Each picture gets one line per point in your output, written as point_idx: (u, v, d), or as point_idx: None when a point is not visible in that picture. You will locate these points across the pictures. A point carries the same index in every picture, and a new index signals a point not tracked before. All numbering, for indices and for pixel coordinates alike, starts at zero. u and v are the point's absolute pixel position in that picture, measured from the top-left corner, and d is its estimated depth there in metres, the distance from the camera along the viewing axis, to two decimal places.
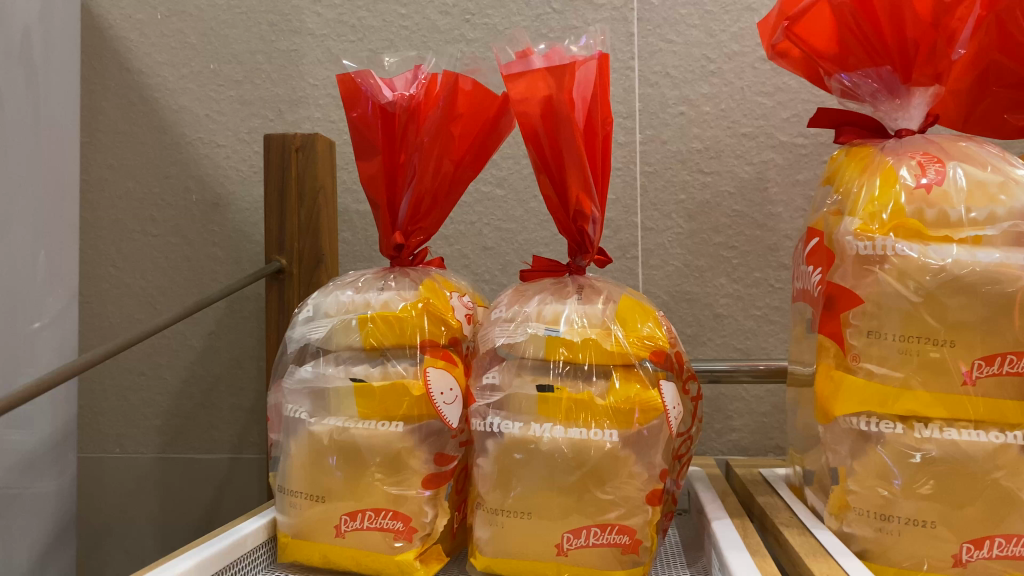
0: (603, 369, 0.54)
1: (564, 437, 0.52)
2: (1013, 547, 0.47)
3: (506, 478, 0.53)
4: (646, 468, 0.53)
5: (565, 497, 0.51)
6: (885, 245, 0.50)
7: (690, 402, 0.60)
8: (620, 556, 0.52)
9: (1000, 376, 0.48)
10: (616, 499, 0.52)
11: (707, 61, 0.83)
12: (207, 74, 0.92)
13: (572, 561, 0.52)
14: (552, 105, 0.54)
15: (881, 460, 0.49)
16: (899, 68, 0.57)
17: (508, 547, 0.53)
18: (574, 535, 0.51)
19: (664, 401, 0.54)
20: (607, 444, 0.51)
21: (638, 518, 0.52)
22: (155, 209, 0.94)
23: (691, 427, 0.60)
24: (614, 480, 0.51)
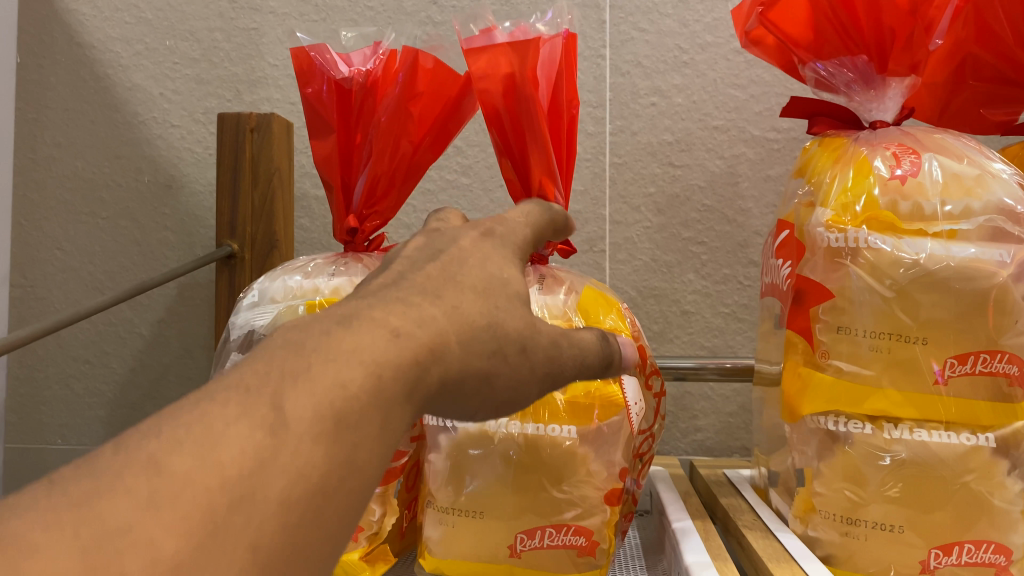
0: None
1: (519, 431, 0.50)
2: (983, 554, 0.45)
3: (459, 475, 0.51)
4: (606, 467, 0.50)
5: (522, 495, 0.49)
6: (857, 237, 0.47)
7: (654, 401, 0.57)
8: (575, 559, 0.50)
9: (973, 375, 0.46)
10: (572, 499, 0.49)
11: (680, 51, 0.81)
12: (162, 51, 0.88)
13: (525, 563, 0.50)
14: (514, 83, 0.51)
15: (849, 462, 0.47)
16: (875, 57, 0.55)
17: (461, 549, 0.50)
18: (529, 536, 0.49)
19: (627, 399, 0.51)
20: (564, 441, 0.49)
21: (596, 519, 0.50)
22: (105, 189, 0.90)
23: (654, 427, 0.57)
24: (571, 477, 0.49)
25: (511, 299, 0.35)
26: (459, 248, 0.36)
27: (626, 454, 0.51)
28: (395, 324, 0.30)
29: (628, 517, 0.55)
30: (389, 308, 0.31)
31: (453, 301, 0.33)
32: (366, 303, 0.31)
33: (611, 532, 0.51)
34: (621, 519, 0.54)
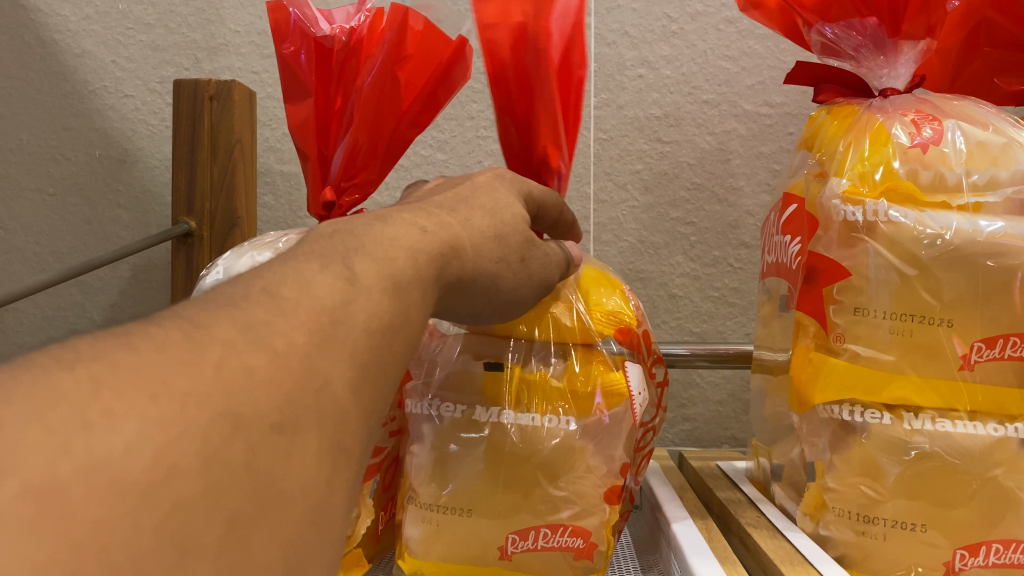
0: (564, 354, 0.47)
1: (513, 417, 0.45)
2: (1012, 555, 0.42)
3: (444, 466, 0.46)
4: (605, 462, 0.46)
5: (515, 488, 0.45)
6: (876, 210, 0.43)
7: (657, 391, 0.53)
8: (572, 561, 0.46)
9: (1001, 361, 0.42)
10: (569, 497, 0.45)
11: (668, 21, 0.76)
12: (114, 15, 0.82)
13: (515, 565, 0.45)
14: (527, 34, 0.47)
15: (866, 455, 0.44)
16: (887, 20, 0.51)
17: (444, 551, 0.46)
18: (521, 537, 0.45)
19: (630, 387, 0.47)
20: (561, 433, 0.45)
21: (595, 519, 0.45)
22: (52, 164, 0.84)
23: (655, 420, 0.53)
24: (568, 470, 0.45)
25: (515, 220, 0.41)
26: (474, 181, 0.42)
27: (627, 448, 0.47)
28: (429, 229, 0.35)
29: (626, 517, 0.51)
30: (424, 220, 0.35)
31: (465, 216, 0.38)
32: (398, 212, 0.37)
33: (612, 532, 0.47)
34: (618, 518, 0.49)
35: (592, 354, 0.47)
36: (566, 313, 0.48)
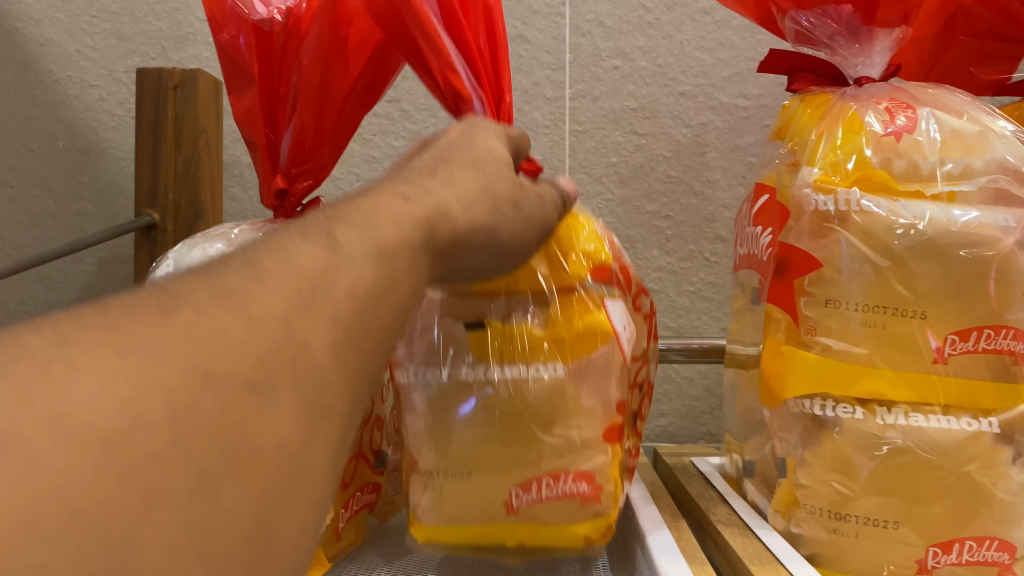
0: (545, 299, 0.45)
1: (504, 371, 0.44)
2: (985, 552, 0.41)
3: (441, 429, 0.45)
4: (601, 403, 0.45)
5: (514, 440, 0.44)
6: (848, 200, 0.42)
7: (643, 323, 0.52)
8: (580, 507, 0.44)
9: (975, 353, 0.41)
10: (569, 443, 0.44)
11: (644, 11, 0.75)
12: (79, 4, 0.80)
13: (524, 519, 0.44)
14: None
15: (839, 450, 0.42)
16: (862, 7, 0.49)
17: (451, 512, 0.45)
18: (525, 490, 0.44)
19: (614, 324, 0.46)
20: (556, 382, 0.44)
21: (596, 461, 0.44)
22: (15, 155, 0.82)
23: (643, 363, 0.52)
24: (565, 414, 0.44)
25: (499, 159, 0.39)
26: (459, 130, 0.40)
27: (618, 385, 0.46)
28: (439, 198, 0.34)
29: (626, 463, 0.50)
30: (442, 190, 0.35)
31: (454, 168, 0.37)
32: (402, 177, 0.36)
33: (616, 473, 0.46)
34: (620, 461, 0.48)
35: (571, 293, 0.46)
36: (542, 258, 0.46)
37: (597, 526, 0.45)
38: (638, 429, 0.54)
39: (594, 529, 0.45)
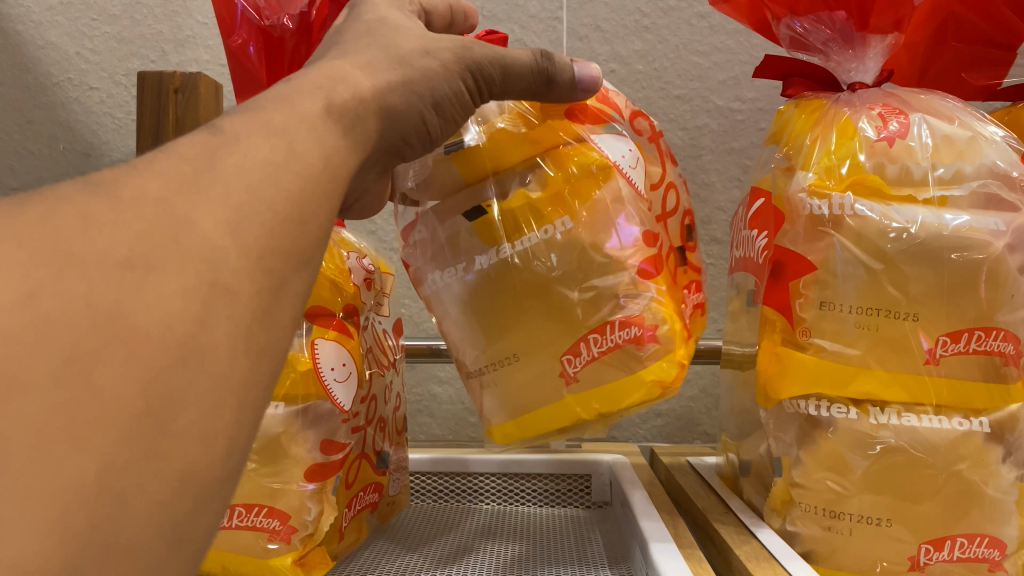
0: (533, 166, 0.45)
1: (517, 247, 0.43)
2: (976, 548, 0.42)
3: (482, 325, 0.45)
4: (626, 240, 0.44)
5: (552, 313, 0.43)
6: (842, 204, 0.43)
7: (665, 182, 0.51)
8: (636, 355, 0.42)
9: (966, 354, 0.42)
10: (603, 295, 0.43)
11: (641, 15, 0.76)
12: (78, 6, 0.80)
13: (586, 384, 0.43)
14: None
15: (833, 450, 0.43)
16: (855, 14, 0.50)
17: (516, 401, 0.44)
18: (575, 354, 0.43)
19: (609, 158, 0.45)
20: (569, 239, 0.43)
21: (638, 302, 0.43)
22: (15, 158, 0.82)
23: (676, 218, 0.51)
24: (597, 265, 0.43)
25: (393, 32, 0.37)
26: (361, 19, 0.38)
27: (638, 213, 0.45)
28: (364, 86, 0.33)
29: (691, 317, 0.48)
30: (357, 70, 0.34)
31: (364, 58, 0.35)
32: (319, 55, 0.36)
33: (669, 313, 0.44)
34: (679, 305, 0.46)
35: (549, 147, 0.45)
36: (510, 123, 0.45)
37: (668, 369, 0.43)
38: (701, 301, 0.52)
39: (665, 373, 0.42)
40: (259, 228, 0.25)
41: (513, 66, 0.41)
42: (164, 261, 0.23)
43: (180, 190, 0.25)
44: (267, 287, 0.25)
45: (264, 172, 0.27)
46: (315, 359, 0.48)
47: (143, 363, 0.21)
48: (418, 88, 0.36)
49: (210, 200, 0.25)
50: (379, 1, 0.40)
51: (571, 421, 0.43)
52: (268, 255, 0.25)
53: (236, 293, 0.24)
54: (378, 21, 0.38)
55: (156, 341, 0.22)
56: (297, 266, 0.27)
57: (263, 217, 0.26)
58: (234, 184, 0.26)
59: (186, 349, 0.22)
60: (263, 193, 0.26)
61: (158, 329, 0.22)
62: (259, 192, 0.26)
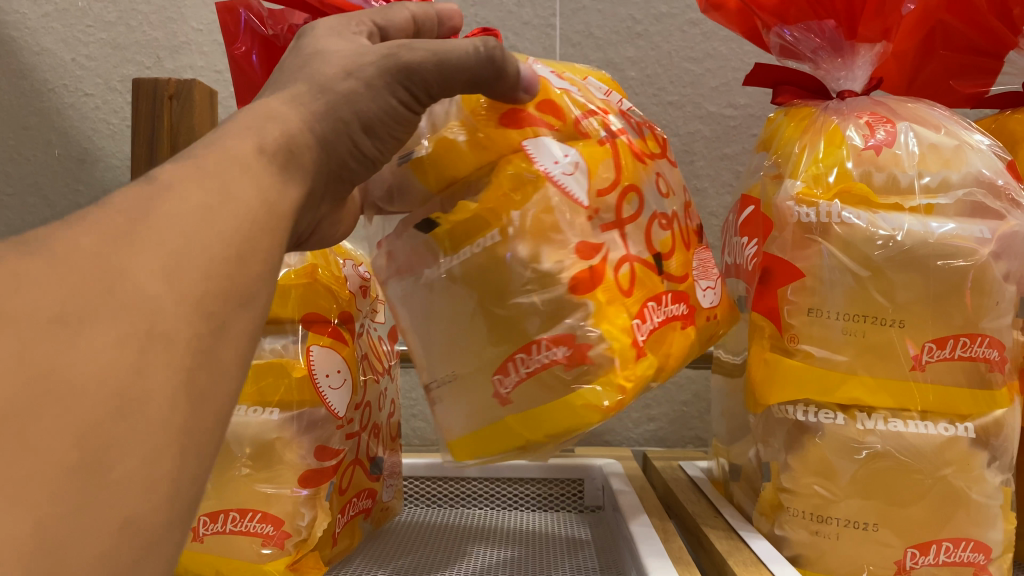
0: (476, 179, 0.43)
1: (455, 260, 0.42)
2: (961, 553, 0.42)
3: (435, 337, 0.44)
4: (559, 252, 0.40)
5: (490, 328, 0.42)
6: (829, 211, 0.44)
7: (651, 183, 0.45)
8: (565, 377, 0.40)
9: (952, 360, 0.43)
10: (535, 312, 0.40)
11: (633, 22, 0.76)
12: (74, 12, 0.80)
13: (519, 406, 0.41)
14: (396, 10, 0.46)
15: (821, 455, 0.44)
16: (844, 23, 0.51)
17: (464, 420, 0.43)
18: (504, 374, 0.41)
19: (539, 167, 0.41)
20: (499, 256, 0.41)
21: (569, 320, 0.40)
22: (11, 163, 0.82)
23: (669, 220, 0.45)
24: (526, 283, 0.40)
25: (320, 59, 0.36)
26: (306, 45, 0.38)
27: (573, 227, 0.40)
28: (294, 123, 0.34)
29: (672, 328, 0.42)
30: (286, 104, 0.35)
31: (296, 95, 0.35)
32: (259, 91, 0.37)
33: (611, 332, 0.39)
34: (639, 320, 0.41)
35: (497, 154, 0.42)
36: (457, 131, 0.43)
37: (604, 397, 0.39)
38: (711, 305, 0.47)
39: (596, 397, 0.39)
40: (198, 275, 0.26)
41: (452, 61, 0.37)
42: (96, 314, 0.24)
43: (115, 243, 0.25)
44: (205, 331, 0.26)
45: (200, 216, 0.28)
46: (310, 366, 0.48)
47: (78, 417, 0.22)
48: (340, 114, 0.36)
49: (144, 249, 0.26)
50: (320, 25, 0.39)
51: (513, 441, 0.41)
52: (208, 299, 0.26)
53: (172, 340, 0.25)
54: (310, 49, 0.37)
55: (94, 396, 0.23)
56: (237, 308, 0.28)
57: (200, 263, 0.27)
58: (170, 232, 0.26)
59: (122, 400, 0.23)
60: (201, 238, 0.27)
61: (94, 383, 0.23)
62: (195, 238, 0.27)
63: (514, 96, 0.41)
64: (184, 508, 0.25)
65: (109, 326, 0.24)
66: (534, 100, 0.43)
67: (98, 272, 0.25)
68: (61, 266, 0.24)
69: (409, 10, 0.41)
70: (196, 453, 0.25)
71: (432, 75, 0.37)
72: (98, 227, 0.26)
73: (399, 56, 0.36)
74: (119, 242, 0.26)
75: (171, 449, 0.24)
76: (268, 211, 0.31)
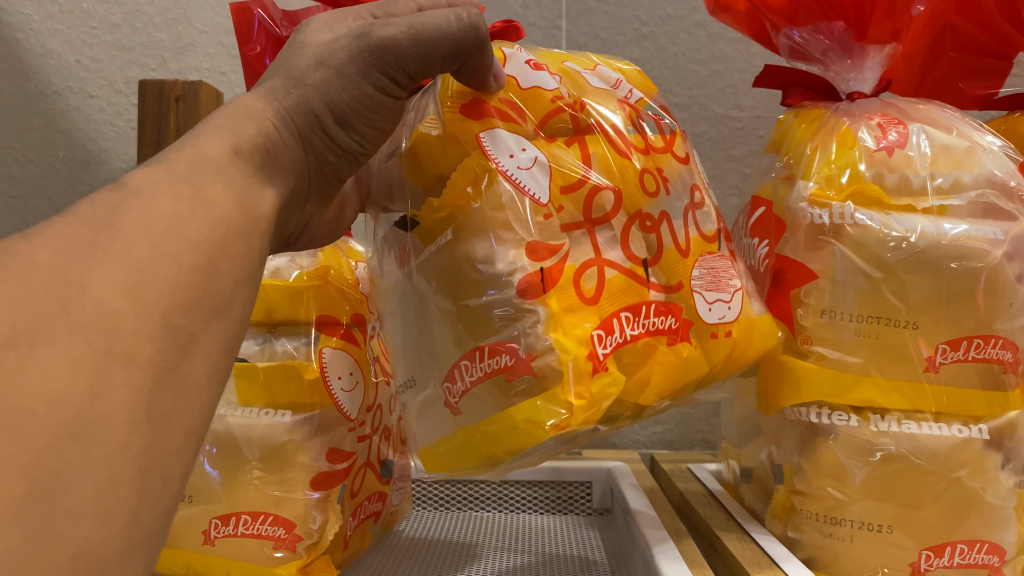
0: (444, 178, 0.41)
1: (422, 258, 0.42)
2: (975, 555, 0.42)
3: (415, 343, 0.43)
4: (507, 251, 0.38)
5: (452, 330, 0.40)
6: (842, 213, 0.44)
7: (636, 182, 0.43)
8: (505, 386, 0.38)
9: (966, 362, 0.43)
10: (485, 314, 0.38)
11: (639, 24, 0.76)
12: (78, 14, 0.80)
13: (467, 416, 0.39)
14: None
15: (834, 457, 0.44)
16: (854, 25, 0.51)
17: (432, 432, 0.42)
18: (452, 382, 0.40)
19: (493, 160, 0.39)
20: (455, 251, 0.40)
21: (515, 327, 0.38)
22: (15, 165, 0.82)
23: (655, 221, 0.43)
24: (476, 286, 0.39)
25: (300, 50, 0.38)
26: (303, 35, 0.39)
27: (527, 227, 0.39)
28: (267, 119, 0.36)
29: (653, 345, 0.39)
30: (262, 100, 0.37)
31: (272, 89, 0.38)
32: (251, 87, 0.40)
33: (562, 342, 0.37)
34: (602, 332, 0.38)
35: (464, 148, 0.40)
36: (432, 125, 0.42)
37: (549, 416, 0.36)
38: (720, 320, 0.42)
39: (537, 411, 0.36)
40: (160, 285, 0.26)
41: (428, 33, 0.36)
42: (53, 333, 0.23)
43: (74, 258, 0.25)
44: (170, 345, 0.26)
45: (167, 225, 0.28)
46: (322, 367, 0.48)
47: (25, 445, 0.21)
48: (311, 104, 0.37)
49: (107, 262, 0.26)
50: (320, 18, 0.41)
51: (466, 457, 0.39)
52: (174, 311, 0.27)
53: (134, 357, 0.25)
54: (299, 39, 0.39)
55: (44, 421, 0.22)
56: (208, 320, 0.28)
57: (167, 271, 0.27)
58: (135, 241, 0.27)
59: (77, 425, 0.23)
60: (166, 247, 0.27)
61: (46, 406, 0.22)
62: (161, 246, 0.27)
63: (482, 84, 0.40)
64: (148, 529, 0.24)
65: (65, 346, 0.23)
66: (500, 91, 0.41)
67: (57, 285, 0.24)
68: (15, 283, 0.24)
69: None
70: (160, 474, 0.25)
71: (406, 51, 0.36)
72: (57, 242, 0.26)
73: (373, 36, 0.36)
74: (77, 258, 0.25)
75: (129, 472, 0.24)
76: (246, 214, 0.32)
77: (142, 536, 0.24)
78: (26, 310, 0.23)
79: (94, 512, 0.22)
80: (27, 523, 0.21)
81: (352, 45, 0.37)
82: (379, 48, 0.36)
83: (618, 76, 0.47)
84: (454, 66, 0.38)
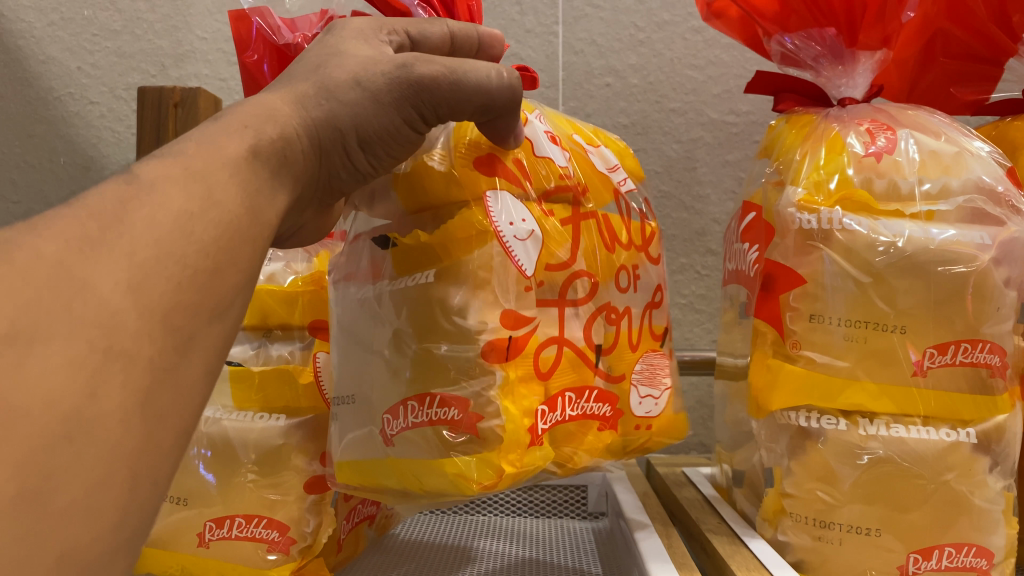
0: (438, 214, 0.42)
1: (394, 285, 0.42)
2: (964, 557, 0.42)
3: (358, 364, 0.43)
4: (488, 312, 0.39)
5: (410, 364, 0.40)
6: (831, 218, 0.44)
7: (614, 275, 0.47)
8: (445, 438, 0.39)
9: (953, 366, 0.43)
10: (451, 364, 0.39)
11: (636, 29, 0.77)
12: (80, 22, 0.81)
13: (398, 451, 0.40)
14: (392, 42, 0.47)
15: (823, 459, 0.44)
16: (844, 30, 0.51)
17: (366, 454, 0.42)
18: (393, 416, 0.40)
19: (493, 222, 0.40)
20: (427, 288, 0.40)
21: (469, 387, 0.38)
22: (17, 171, 0.83)
23: (619, 314, 0.46)
24: (443, 334, 0.39)
25: (331, 56, 0.37)
26: (335, 39, 0.38)
27: (507, 294, 0.40)
28: (293, 126, 0.35)
29: (584, 427, 0.43)
30: (288, 105, 0.36)
31: (298, 92, 0.36)
32: (272, 81, 0.38)
33: (509, 411, 0.38)
34: (546, 408, 0.40)
35: (464, 191, 0.41)
36: (439, 160, 0.42)
37: (473, 471, 0.37)
38: (645, 414, 0.47)
39: (469, 470, 0.38)
40: (163, 286, 0.27)
41: (467, 80, 0.38)
42: (50, 331, 0.24)
43: (80, 253, 0.26)
44: (169, 346, 0.27)
45: (176, 223, 0.28)
46: (317, 371, 0.49)
47: (18, 444, 0.22)
48: (340, 122, 0.36)
49: (112, 260, 0.26)
50: (351, 23, 0.40)
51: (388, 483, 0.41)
52: (175, 312, 0.27)
53: (132, 358, 0.25)
54: (336, 46, 0.38)
55: (38, 420, 0.22)
56: (206, 323, 0.28)
57: (171, 271, 0.27)
58: (141, 239, 0.27)
59: (71, 425, 0.23)
60: (173, 246, 0.28)
61: (41, 406, 0.23)
62: (168, 245, 0.27)
63: (502, 139, 0.41)
64: (135, 532, 0.25)
65: (65, 345, 0.24)
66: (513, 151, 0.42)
67: (60, 282, 0.25)
68: (17, 277, 0.24)
69: (449, 26, 0.42)
70: (150, 474, 0.25)
71: (444, 91, 0.37)
72: (63, 234, 0.26)
73: (416, 74, 0.37)
74: (82, 253, 0.26)
75: (120, 474, 0.24)
76: (253, 218, 0.32)
77: (129, 536, 0.25)
78: (26, 307, 0.24)
79: (83, 510, 0.23)
80: (19, 522, 0.21)
81: (391, 73, 0.37)
82: (417, 85, 0.37)
83: (616, 161, 0.50)
84: (476, 117, 0.40)
